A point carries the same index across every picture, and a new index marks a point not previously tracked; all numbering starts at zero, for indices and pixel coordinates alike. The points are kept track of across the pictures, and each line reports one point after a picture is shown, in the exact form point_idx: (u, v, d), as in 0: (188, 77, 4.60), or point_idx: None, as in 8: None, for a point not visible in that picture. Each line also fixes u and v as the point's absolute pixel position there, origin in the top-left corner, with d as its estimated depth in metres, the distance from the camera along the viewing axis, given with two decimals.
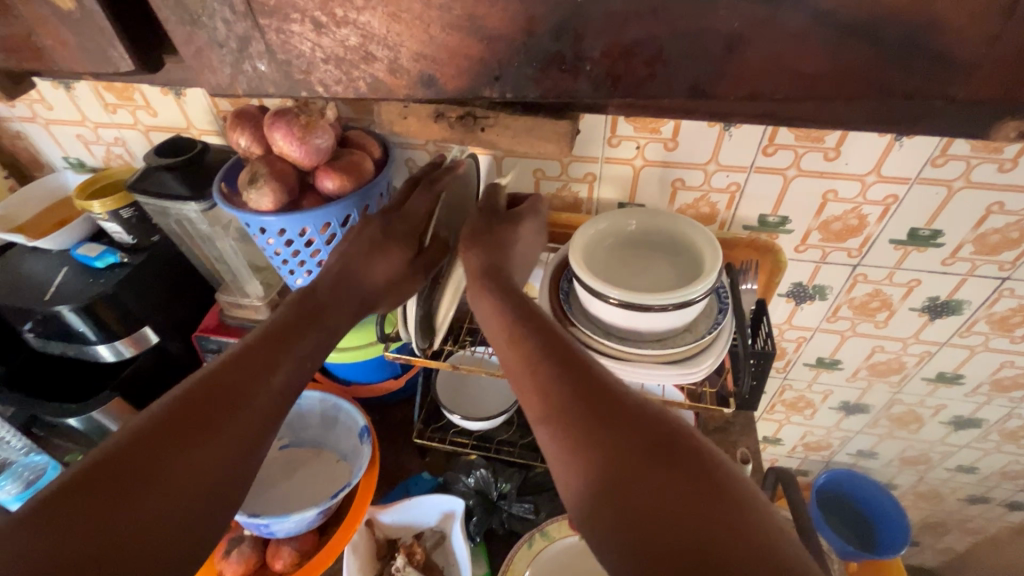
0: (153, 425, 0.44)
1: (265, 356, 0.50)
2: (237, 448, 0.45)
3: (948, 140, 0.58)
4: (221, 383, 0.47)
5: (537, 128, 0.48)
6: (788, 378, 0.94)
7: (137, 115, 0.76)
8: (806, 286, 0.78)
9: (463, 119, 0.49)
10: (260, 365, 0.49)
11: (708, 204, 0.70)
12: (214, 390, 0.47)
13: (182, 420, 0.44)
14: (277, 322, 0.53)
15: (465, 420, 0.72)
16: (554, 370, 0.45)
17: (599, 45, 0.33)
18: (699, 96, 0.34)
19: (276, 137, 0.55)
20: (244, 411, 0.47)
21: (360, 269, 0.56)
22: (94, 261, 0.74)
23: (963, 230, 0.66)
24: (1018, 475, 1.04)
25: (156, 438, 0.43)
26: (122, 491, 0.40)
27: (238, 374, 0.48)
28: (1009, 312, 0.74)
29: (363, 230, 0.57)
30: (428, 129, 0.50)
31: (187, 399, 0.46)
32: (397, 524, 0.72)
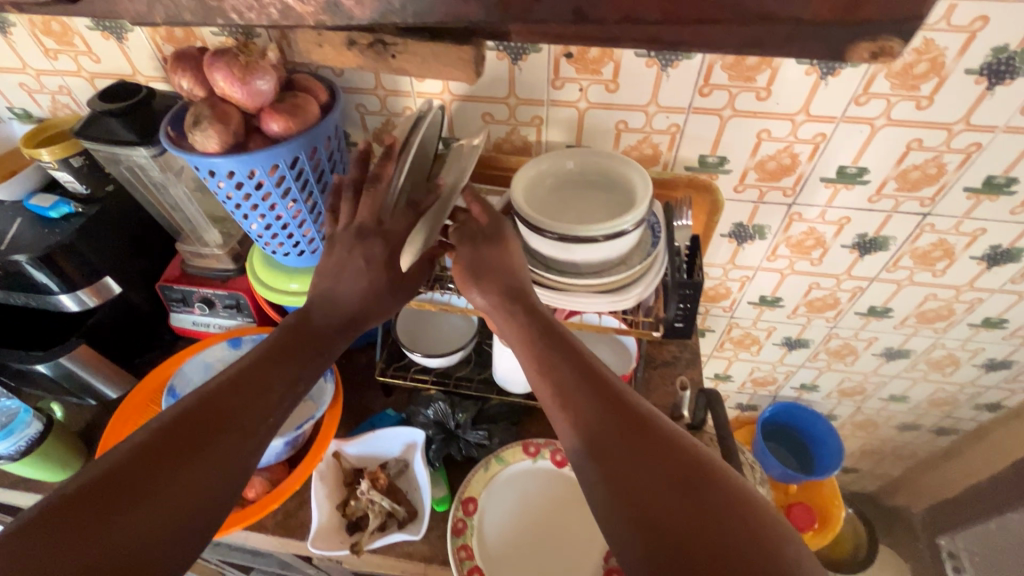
0: (156, 438, 0.47)
1: (264, 371, 0.54)
2: (242, 461, 0.49)
3: (869, 78, 0.61)
4: (218, 403, 0.50)
5: (444, 54, 0.56)
6: (734, 317, 1.00)
7: (80, 61, 0.75)
8: (746, 226, 0.82)
9: (375, 46, 0.57)
10: (257, 385, 0.53)
11: (651, 145, 0.73)
12: (211, 409, 0.50)
13: (188, 439, 0.48)
14: (272, 342, 0.57)
15: (425, 358, 0.77)
16: (576, 390, 0.50)
17: None
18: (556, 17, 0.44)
19: (217, 78, 0.55)
20: (248, 423, 0.51)
21: (341, 284, 0.59)
22: (48, 211, 0.74)
23: (887, 167, 0.70)
24: (944, 402, 1.13)
25: (160, 452, 0.46)
26: (116, 500, 0.43)
27: (237, 392, 0.52)
28: (930, 247, 0.80)
29: (349, 255, 0.59)
30: (343, 56, 0.58)
31: (187, 415, 0.49)
32: (365, 455, 0.77)
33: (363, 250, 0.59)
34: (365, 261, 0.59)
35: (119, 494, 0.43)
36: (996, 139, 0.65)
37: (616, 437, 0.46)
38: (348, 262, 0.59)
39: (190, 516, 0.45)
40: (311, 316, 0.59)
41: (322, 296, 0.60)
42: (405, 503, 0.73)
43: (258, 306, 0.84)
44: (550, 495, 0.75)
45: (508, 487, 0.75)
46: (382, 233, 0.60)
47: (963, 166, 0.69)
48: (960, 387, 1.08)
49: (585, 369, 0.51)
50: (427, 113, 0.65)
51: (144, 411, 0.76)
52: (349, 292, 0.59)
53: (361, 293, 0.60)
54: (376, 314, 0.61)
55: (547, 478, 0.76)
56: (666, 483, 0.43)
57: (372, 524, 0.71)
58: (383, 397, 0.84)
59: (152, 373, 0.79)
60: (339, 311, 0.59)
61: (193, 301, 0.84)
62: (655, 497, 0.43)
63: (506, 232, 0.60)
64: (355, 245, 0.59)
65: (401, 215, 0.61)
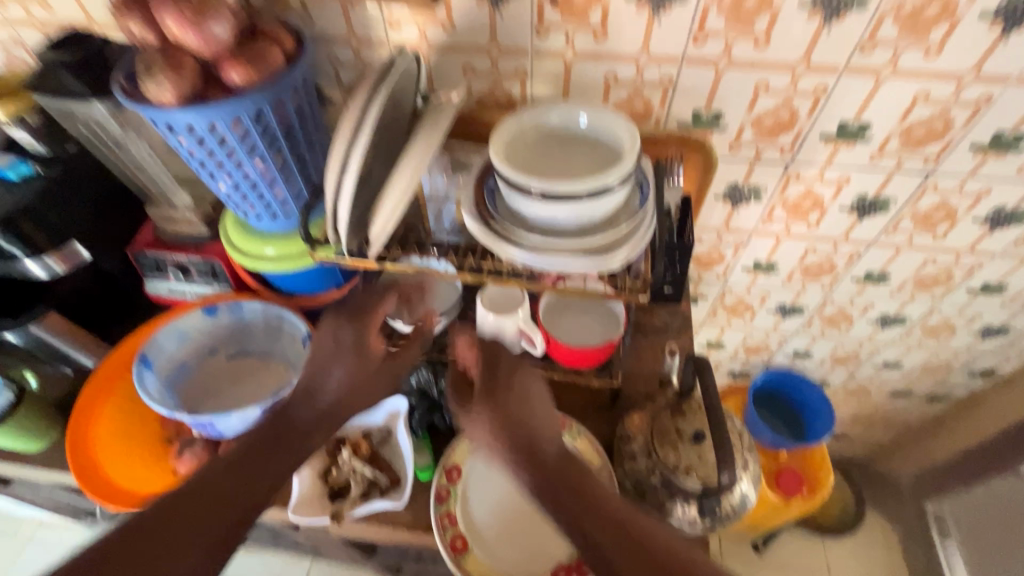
0: (160, 507, 0.51)
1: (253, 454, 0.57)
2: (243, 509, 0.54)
3: (876, 23, 0.57)
4: (217, 479, 0.54)
5: None
6: (728, 283, 0.98)
7: (30, 9, 0.70)
8: (741, 187, 0.78)
9: None
10: (257, 464, 0.57)
11: (642, 100, 0.69)
12: (212, 486, 0.54)
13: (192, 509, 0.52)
14: (265, 424, 0.61)
15: (407, 325, 0.74)
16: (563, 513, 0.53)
17: None
18: None
19: (167, 21, 0.51)
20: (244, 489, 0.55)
21: (320, 375, 0.63)
22: (6, 172, 0.70)
23: (890, 122, 0.66)
24: (937, 369, 1.12)
25: (159, 521, 0.51)
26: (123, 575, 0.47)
27: (236, 467, 0.56)
28: (932, 209, 0.77)
29: (335, 325, 0.65)
30: None
31: (187, 489, 0.53)
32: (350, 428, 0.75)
33: (345, 331, 0.65)
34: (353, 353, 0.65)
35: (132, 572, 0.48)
36: (1007, 91, 0.61)
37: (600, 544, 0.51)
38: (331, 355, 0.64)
39: None
40: (288, 412, 0.61)
41: (303, 393, 0.62)
42: (388, 481, 0.71)
43: (235, 272, 0.81)
44: None
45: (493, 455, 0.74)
46: (370, 318, 0.66)
47: (971, 122, 0.65)
48: (954, 354, 1.07)
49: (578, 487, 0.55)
50: (395, 62, 0.57)
51: (117, 380, 0.74)
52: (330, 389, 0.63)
53: (342, 380, 0.64)
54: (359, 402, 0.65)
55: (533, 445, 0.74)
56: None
57: (355, 491, 0.70)
58: None
59: (124, 341, 0.76)
60: (316, 408, 0.62)
61: (167, 268, 0.81)
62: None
63: (516, 231, 0.57)
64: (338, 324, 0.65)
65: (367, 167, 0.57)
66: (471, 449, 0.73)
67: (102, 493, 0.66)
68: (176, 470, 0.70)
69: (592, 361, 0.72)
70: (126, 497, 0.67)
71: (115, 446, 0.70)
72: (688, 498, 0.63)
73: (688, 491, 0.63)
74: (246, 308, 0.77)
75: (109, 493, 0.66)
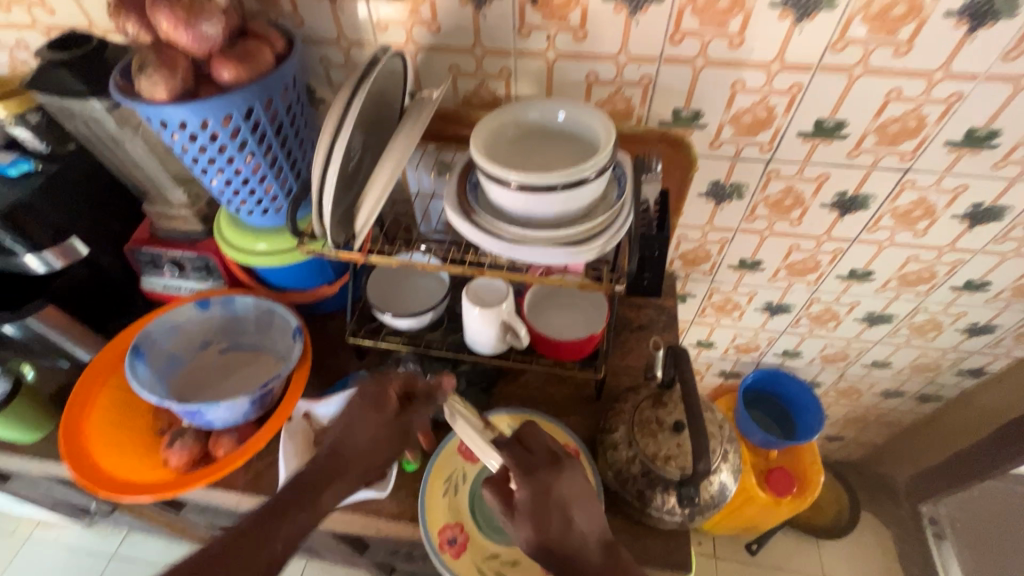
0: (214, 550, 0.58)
1: (270, 518, 0.60)
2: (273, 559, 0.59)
3: (846, 21, 0.59)
4: (247, 537, 0.59)
5: None
6: (715, 281, 0.99)
7: (33, 13, 0.73)
8: (723, 185, 0.80)
9: None
10: (264, 535, 0.59)
11: (623, 99, 0.70)
12: (240, 537, 0.59)
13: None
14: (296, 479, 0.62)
15: (394, 319, 0.76)
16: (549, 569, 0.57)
17: None
18: None
19: (161, 20, 0.53)
20: (309, 508, 0.61)
21: (353, 434, 0.64)
22: (7, 169, 0.72)
23: (865, 120, 0.68)
24: (926, 368, 1.13)
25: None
26: None
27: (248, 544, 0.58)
28: (911, 206, 0.78)
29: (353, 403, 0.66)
30: None
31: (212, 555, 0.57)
32: (366, 402, 0.66)
33: (365, 413, 0.65)
34: (373, 411, 0.65)
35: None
36: (977, 88, 0.63)
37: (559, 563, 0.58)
38: (348, 423, 0.65)
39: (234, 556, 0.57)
40: (339, 450, 0.64)
41: (331, 449, 0.64)
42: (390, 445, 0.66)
43: (229, 269, 0.82)
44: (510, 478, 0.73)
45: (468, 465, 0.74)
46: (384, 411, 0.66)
47: (944, 118, 0.67)
48: (942, 352, 1.07)
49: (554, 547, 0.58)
50: (378, 58, 0.58)
51: (112, 371, 0.76)
52: (352, 448, 0.64)
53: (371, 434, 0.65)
54: (387, 453, 0.66)
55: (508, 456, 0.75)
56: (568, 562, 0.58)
57: None
58: (356, 359, 0.83)
59: (122, 334, 0.79)
60: (349, 455, 0.64)
61: (163, 264, 0.83)
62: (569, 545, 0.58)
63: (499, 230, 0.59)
64: (357, 404, 0.66)
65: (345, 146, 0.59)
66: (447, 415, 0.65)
67: (91, 478, 0.67)
68: (166, 460, 0.71)
69: (576, 354, 0.74)
70: (113, 483, 0.68)
71: (108, 435, 0.72)
72: (668, 488, 0.65)
73: (668, 480, 0.65)
74: (238, 303, 0.79)
75: (98, 480, 0.67)
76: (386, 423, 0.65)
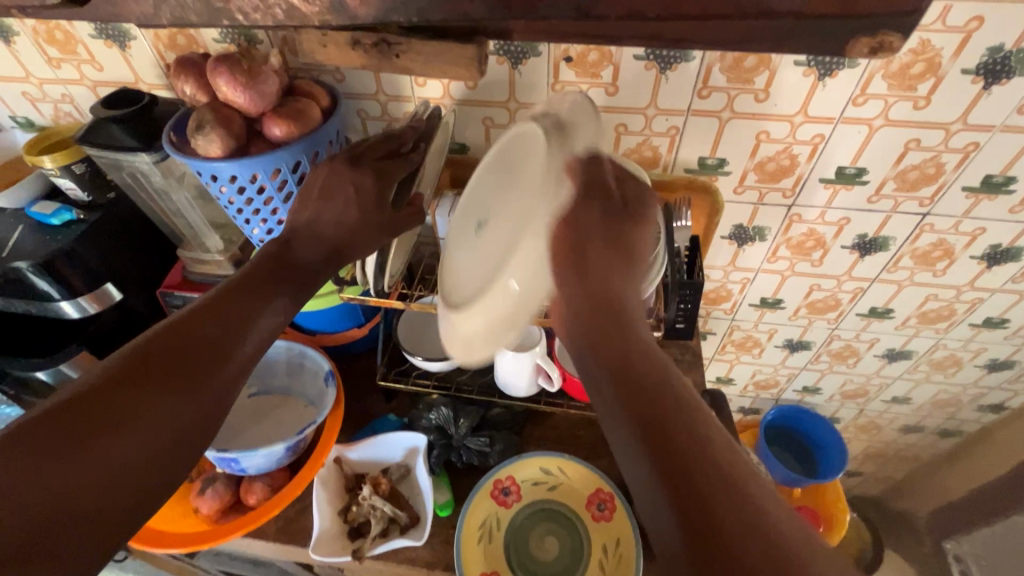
0: (131, 366, 0.49)
1: (237, 306, 0.57)
2: (224, 392, 0.52)
3: (868, 78, 0.62)
4: (191, 333, 0.53)
5: (449, 55, 0.54)
6: (735, 319, 1.00)
7: (83, 69, 0.76)
8: (746, 228, 0.82)
9: (379, 46, 0.54)
10: (195, 369, 0.51)
11: (650, 148, 0.73)
12: (181, 341, 0.52)
13: (157, 372, 0.49)
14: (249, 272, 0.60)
15: (426, 362, 0.76)
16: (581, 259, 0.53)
17: None
18: (583, 14, 0.42)
19: (220, 82, 0.56)
20: (281, 296, 0.60)
21: (330, 213, 0.61)
22: (50, 219, 0.74)
23: (885, 167, 0.71)
24: (946, 404, 1.13)
25: (120, 381, 0.48)
26: (83, 431, 0.44)
27: (185, 335, 0.53)
28: (930, 247, 0.80)
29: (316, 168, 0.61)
30: (346, 56, 0.55)
31: (144, 356, 0.50)
32: (358, 164, 0.61)
33: (341, 186, 0.60)
34: (355, 191, 0.60)
35: (84, 418, 0.44)
36: (993, 137, 0.66)
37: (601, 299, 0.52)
38: (325, 189, 0.60)
39: (160, 379, 0.49)
40: (291, 251, 0.62)
41: (307, 232, 0.62)
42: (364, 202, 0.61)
43: None
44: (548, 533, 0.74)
45: (502, 510, 0.74)
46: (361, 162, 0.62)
47: (962, 166, 0.69)
48: (962, 388, 1.08)
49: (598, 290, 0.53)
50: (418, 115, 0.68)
51: None
52: (326, 228, 0.62)
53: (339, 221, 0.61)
54: (358, 250, 0.62)
55: (542, 504, 0.75)
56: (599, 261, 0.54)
57: (375, 529, 0.70)
58: (384, 402, 0.83)
59: None
60: (322, 243, 0.62)
61: None
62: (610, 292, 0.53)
63: None
64: (343, 173, 0.60)
65: (381, 146, 0.63)
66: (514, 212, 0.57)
67: None
68: (196, 508, 0.71)
69: None
70: (147, 533, 0.69)
71: None
72: None
73: None
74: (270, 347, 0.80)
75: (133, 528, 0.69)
76: (373, 203, 0.61)
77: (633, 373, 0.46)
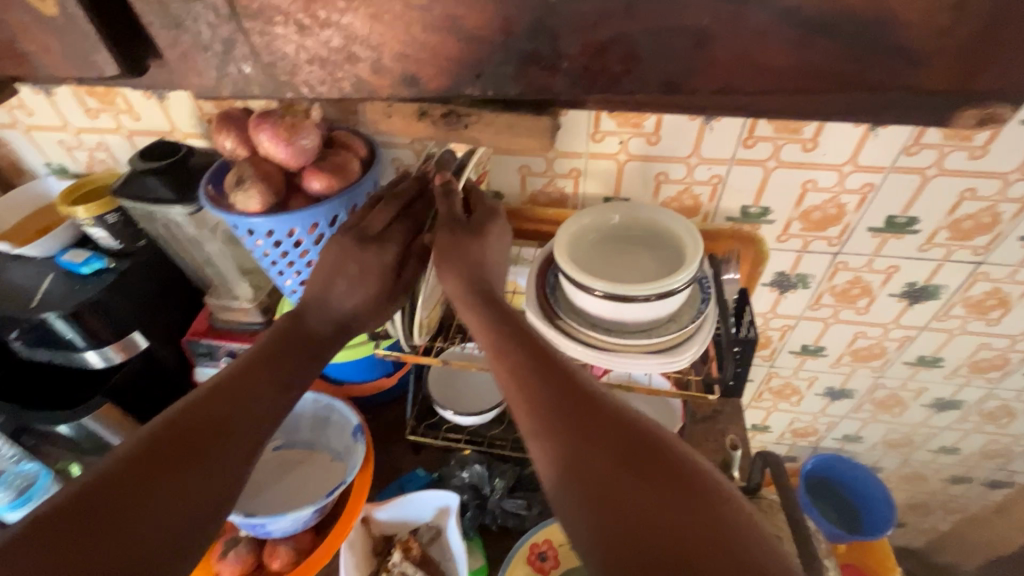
0: (142, 452, 0.44)
1: (250, 378, 0.52)
2: (236, 472, 0.47)
3: (921, 129, 0.60)
4: (203, 410, 0.48)
5: (520, 124, 0.48)
6: (774, 366, 0.96)
7: (120, 119, 0.76)
8: (788, 275, 0.79)
9: (447, 117, 0.49)
10: (202, 446, 0.46)
11: (691, 196, 0.71)
12: (194, 421, 0.47)
13: (167, 457, 0.45)
14: (262, 347, 0.55)
15: (458, 416, 0.74)
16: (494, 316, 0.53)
17: (614, 52, 0.35)
18: (672, 90, 0.36)
19: (262, 138, 0.55)
20: (295, 363, 0.55)
21: (339, 291, 0.57)
22: (80, 267, 0.73)
23: (938, 216, 0.68)
24: (997, 454, 1.07)
25: (129, 472, 0.43)
26: (81, 532, 0.39)
27: (197, 411, 0.48)
28: (984, 296, 0.77)
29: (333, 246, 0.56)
30: (412, 127, 0.50)
31: (156, 439, 0.45)
32: (367, 240, 0.56)
33: (348, 262, 0.56)
34: (359, 268, 0.56)
35: (92, 522, 0.39)
36: None
37: (535, 367, 0.48)
38: (333, 265, 0.56)
39: (164, 462, 0.44)
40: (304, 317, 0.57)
41: (317, 302, 0.57)
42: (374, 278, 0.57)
43: None
44: None
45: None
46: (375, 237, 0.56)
47: (1019, 216, 0.67)
48: (1015, 439, 1.02)
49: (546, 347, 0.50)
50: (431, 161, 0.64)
51: None
52: (341, 300, 0.57)
53: (357, 299, 0.57)
54: (369, 323, 0.59)
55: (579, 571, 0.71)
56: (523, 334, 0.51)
57: None
58: (412, 455, 0.79)
59: None
60: (330, 314, 0.58)
61: (220, 356, 0.81)
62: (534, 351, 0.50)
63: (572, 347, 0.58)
64: (350, 252, 0.56)
65: (382, 211, 0.58)
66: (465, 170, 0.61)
67: None
68: (218, 572, 0.67)
69: None
70: None
71: None
72: None
73: None
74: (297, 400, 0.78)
75: None
76: (383, 277, 0.57)
77: (568, 406, 0.45)
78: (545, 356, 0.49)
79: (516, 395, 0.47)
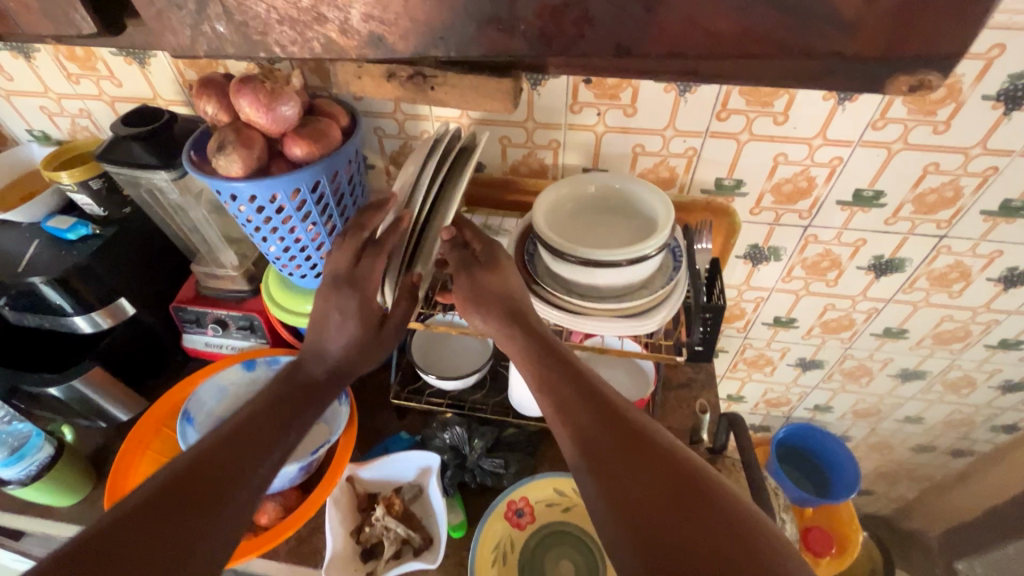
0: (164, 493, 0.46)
1: (256, 425, 0.54)
2: (241, 513, 0.48)
3: (887, 102, 0.62)
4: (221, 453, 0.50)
5: (485, 87, 0.50)
6: (748, 338, 1.00)
7: (101, 85, 0.76)
8: (761, 248, 0.82)
9: (413, 79, 0.50)
10: (219, 487, 0.48)
11: (667, 168, 0.73)
12: (210, 463, 0.49)
13: (186, 498, 0.46)
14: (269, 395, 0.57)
15: (439, 380, 0.75)
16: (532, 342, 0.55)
17: (571, 15, 0.36)
18: (624, 54, 0.38)
19: (243, 103, 0.56)
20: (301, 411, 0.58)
21: (326, 337, 0.59)
22: (66, 233, 0.74)
23: (904, 190, 0.70)
24: (960, 424, 1.12)
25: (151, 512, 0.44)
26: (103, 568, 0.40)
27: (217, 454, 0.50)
28: (947, 269, 0.80)
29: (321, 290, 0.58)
30: (382, 88, 0.52)
31: (177, 481, 0.47)
32: (340, 284, 0.57)
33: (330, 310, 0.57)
34: (341, 312, 0.57)
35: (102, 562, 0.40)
36: (1014, 162, 0.65)
37: (576, 396, 0.51)
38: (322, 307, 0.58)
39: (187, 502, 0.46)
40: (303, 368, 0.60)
41: (310, 349, 0.60)
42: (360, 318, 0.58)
43: (272, 327, 0.83)
44: (563, 557, 0.73)
45: (516, 532, 0.73)
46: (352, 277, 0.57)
47: (980, 190, 0.69)
48: (976, 409, 1.07)
49: (579, 375, 0.53)
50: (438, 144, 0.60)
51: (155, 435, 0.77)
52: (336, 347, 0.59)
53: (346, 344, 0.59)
54: (359, 366, 0.61)
55: (557, 526, 0.74)
56: (561, 362, 0.54)
57: (388, 551, 0.70)
58: (396, 420, 0.82)
59: (171, 393, 0.81)
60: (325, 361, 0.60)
61: (207, 322, 0.83)
62: (572, 379, 0.52)
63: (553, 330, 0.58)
64: (330, 294, 0.57)
65: (346, 248, 0.57)
66: (445, 175, 0.61)
67: None
68: None
69: None
70: None
71: None
72: None
73: None
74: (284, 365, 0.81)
75: None
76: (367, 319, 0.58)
77: (605, 445, 0.47)
78: (581, 386, 0.52)
79: (565, 431, 0.50)
